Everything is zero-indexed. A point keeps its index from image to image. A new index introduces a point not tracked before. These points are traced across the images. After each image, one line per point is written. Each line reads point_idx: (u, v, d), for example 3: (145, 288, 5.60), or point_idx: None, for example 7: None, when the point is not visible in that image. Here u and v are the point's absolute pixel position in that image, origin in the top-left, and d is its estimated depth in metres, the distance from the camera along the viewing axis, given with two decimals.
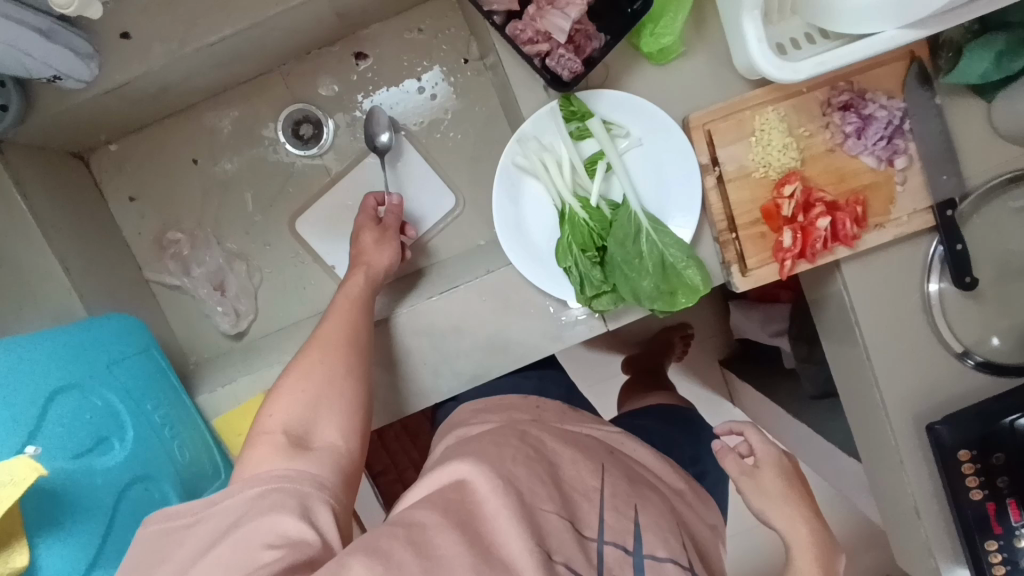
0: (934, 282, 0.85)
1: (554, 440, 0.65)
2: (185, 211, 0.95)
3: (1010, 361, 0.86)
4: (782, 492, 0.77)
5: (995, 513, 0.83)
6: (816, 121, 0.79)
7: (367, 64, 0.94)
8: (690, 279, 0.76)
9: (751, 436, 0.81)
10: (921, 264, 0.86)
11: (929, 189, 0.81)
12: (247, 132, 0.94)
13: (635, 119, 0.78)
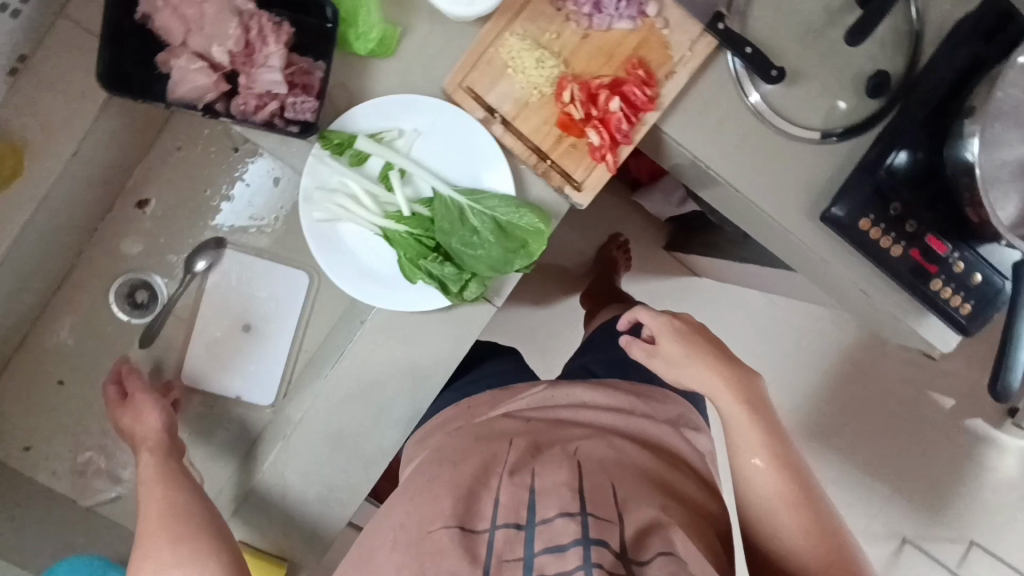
0: (752, 93, 0.83)
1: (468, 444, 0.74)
2: (82, 429, 0.96)
3: (859, 117, 0.86)
4: (683, 356, 0.81)
5: (924, 256, 0.85)
6: (555, 20, 0.77)
7: (152, 206, 0.96)
8: (529, 225, 0.77)
9: (643, 316, 0.84)
10: (733, 81, 0.84)
11: (690, 16, 0.79)
12: (91, 331, 0.96)
13: (397, 115, 0.76)
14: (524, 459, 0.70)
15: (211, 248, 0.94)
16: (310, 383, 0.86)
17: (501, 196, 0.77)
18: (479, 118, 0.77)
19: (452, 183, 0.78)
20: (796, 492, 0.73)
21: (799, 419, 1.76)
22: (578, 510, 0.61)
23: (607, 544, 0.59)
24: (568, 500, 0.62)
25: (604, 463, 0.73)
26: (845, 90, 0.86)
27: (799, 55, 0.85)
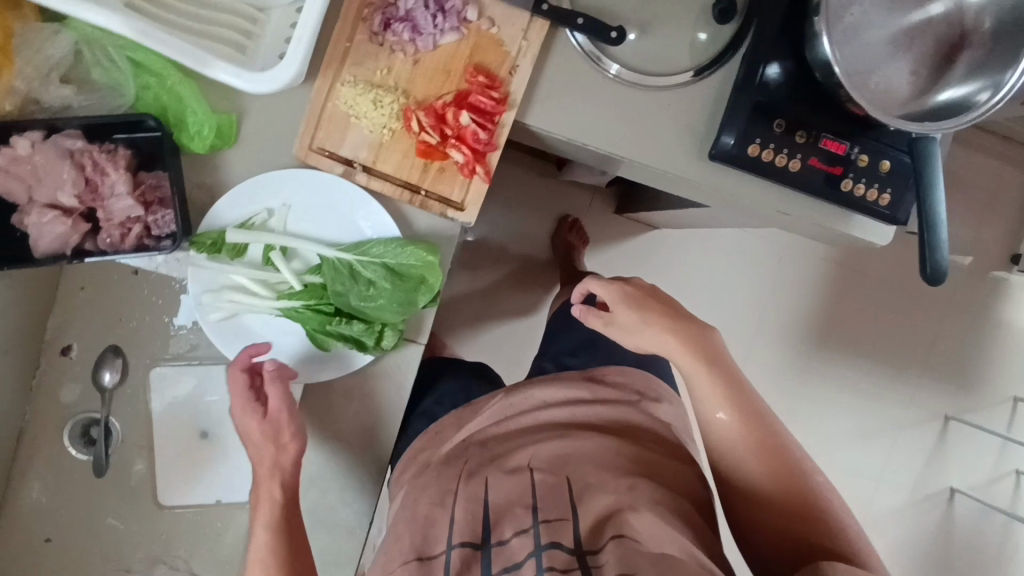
0: (611, 66, 0.82)
1: (443, 467, 0.84)
2: None
3: (721, 45, 0.85)
4: (637, 322, 0.88)
5: (824, 161, 0.83)
6: (381, 55, 0.76)
7: (73, 350, 0.89)
8: (418, 261, 0.76)
9: (594, 287, 0.92)
10: (586, 61, 0.82)
11: (512, 7, 0.78)
12: None
13: (260, 198, 0.76)
14: (499, 472, 0.81)
15: (116, 358, 0.89)
16: None
17: (384, 241, 0.77)
18: (339, 173, 0.77)
19: (335, 243, 0.78)
20: (754, 445, 0.79)
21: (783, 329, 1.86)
22: (529, 524, 0.73)
23: (560, 546, 0.70)
24: (522, 516, 0.74)
25: (571, 457, 0.82)
26: (695, 25, 0.84)
27: (642, 5, 0.83)
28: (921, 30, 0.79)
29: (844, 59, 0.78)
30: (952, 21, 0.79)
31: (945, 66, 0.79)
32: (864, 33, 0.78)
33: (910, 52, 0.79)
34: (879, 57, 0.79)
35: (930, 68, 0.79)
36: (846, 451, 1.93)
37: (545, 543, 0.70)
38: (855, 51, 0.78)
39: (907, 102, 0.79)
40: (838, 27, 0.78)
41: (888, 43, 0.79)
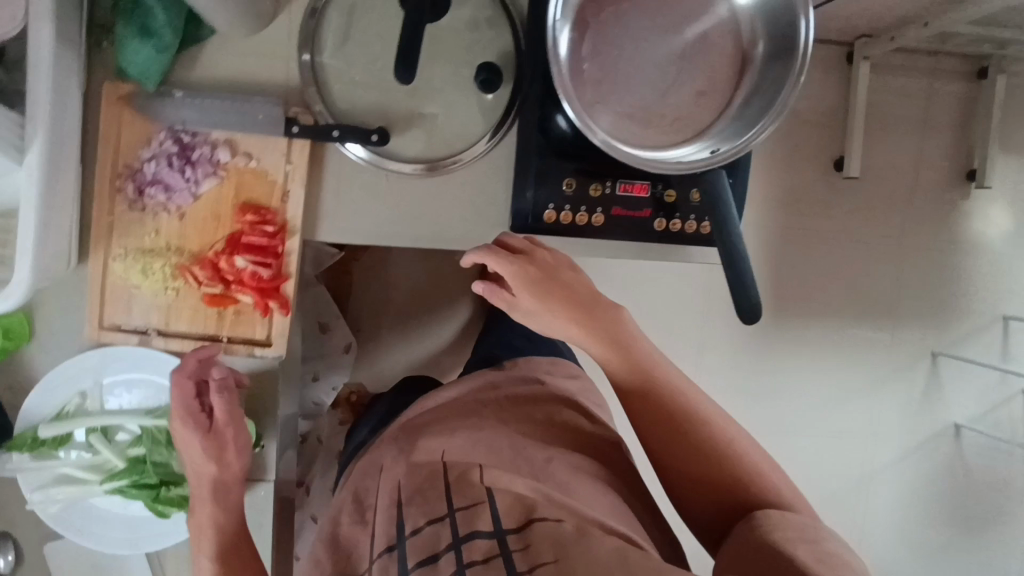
0: (390, 162, 0.80)
1: (388, 456, 0.85)
2: None
3: (500, 112, 0.82)
4: (544, 309, 0.75)
5: (629, 208, 0.80)
6: (143, 219, 0.75)
7: None
8: (236, 408, 0.79)
9: (495, 260, 0.72)
10: (364, 163, 0.80)
11: (265, 138, 0.76)
12: None
13: (69, 386, 0.78)
14: (404, 475, 0.78)
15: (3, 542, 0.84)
16: None
17: None
18: (137, 342, 0.77)
19: (152, 408, 0.79)
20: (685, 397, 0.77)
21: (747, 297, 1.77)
22: (445, 513, 0.70)
23: (470, 540, 0.67)
24: (437, 503, 0.72)
25: (462, 448, 0.81)
26: (463, 101, 0.82)
27: (408, 93, 0.81)
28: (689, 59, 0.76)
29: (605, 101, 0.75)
30: (719, 52, 0.77)
31: (713, 97, 0.77)
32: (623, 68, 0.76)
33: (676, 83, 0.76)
34: (644, 91, 0.76)
35: (701, 98, 0.77)
36: (828, 410, 1.88)
37: (461, 535, 0.67)
38: (615, 87, 0.76)
39: (676, 134, 0.76)
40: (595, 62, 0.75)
41: (652, 74, 0.76)
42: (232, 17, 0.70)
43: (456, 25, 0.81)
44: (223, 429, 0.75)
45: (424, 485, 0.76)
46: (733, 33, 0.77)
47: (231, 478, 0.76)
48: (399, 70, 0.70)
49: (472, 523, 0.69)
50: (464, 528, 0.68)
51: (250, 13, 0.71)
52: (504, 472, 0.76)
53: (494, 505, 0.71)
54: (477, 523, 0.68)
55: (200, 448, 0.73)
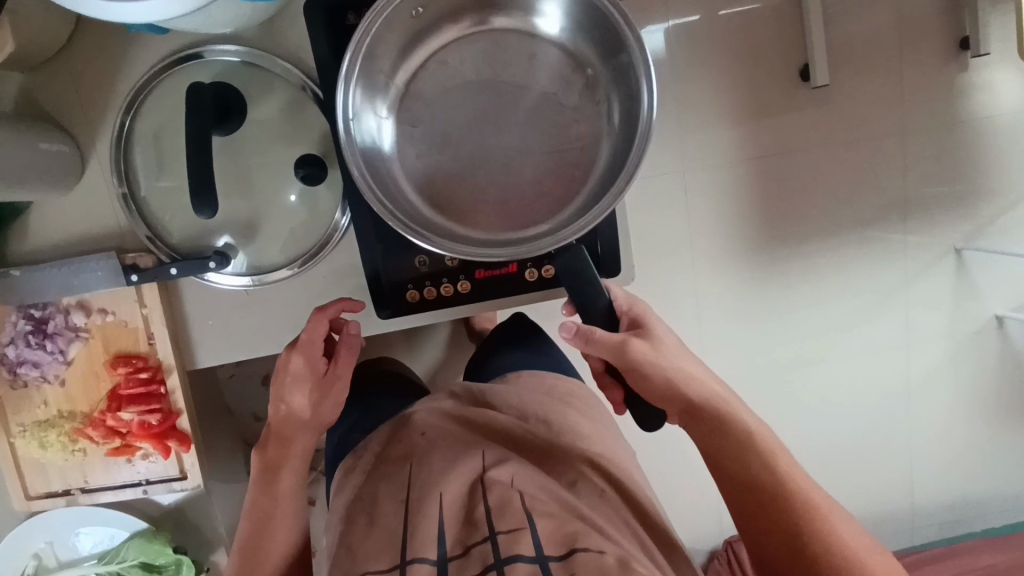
0: (243, 280, 0.77)
1: (455, 445, 0.73)
2: None
3: (339, 194, 0.77)
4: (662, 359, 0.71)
5: (495, 268, 0.75)
6: (28, 395, 0.77)
7: None
8: (163, 555, 0.84)
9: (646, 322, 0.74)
10: (217, 286, 0.77)
11: (111, 291, 0.75)
12: None
13: (20, 553, 0.85)
14: (444, 469, 0.68)
15: None
16: None
17: (129, 551, 0.84)
18: (66, 502, 0.82)
19: (98, 556, 0.86)
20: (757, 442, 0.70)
21: (774, 258, 1.22)
22: (485, 534, 0.61)
23: (517, 561, 0.57)
24: (476, 525, 0.62)
25: (500, 456, 0.71)
26: (298, 194, 0.77)
27: (243, 202, 0.77)
28: (538, 132, 0.68)
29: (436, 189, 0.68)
30: (553, 121, 0.68)
31: (566, 168, 0.67)
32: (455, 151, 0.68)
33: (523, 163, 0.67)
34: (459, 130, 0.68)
35: (554, 167, 0.68)
36: (866, 385, 1.30)
37: (506, 553, 0.58)
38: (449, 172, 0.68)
39: (527, 210, 0.67)
40: (427, 148, 0.68)
41: (460, 135, 0.68)
42: (33, 195, 0.70)
43: (267, 119, 0.76)
44: (334, 387, 0.76)
45: (463, 491, 0.66)
46: (579, 109, 0.68)
47: (317, 425, 0.76)
48: (199, 208, 0.67)
49: (523, 539, 0.59)
50: (508, 547, 0.59)
51: (47, 185, 0.70)
52: (545, 491, 0.67)
53: (539, 529, 0.60)
54: (525, 541, 0.59)
55: (308, 393, 0.75)
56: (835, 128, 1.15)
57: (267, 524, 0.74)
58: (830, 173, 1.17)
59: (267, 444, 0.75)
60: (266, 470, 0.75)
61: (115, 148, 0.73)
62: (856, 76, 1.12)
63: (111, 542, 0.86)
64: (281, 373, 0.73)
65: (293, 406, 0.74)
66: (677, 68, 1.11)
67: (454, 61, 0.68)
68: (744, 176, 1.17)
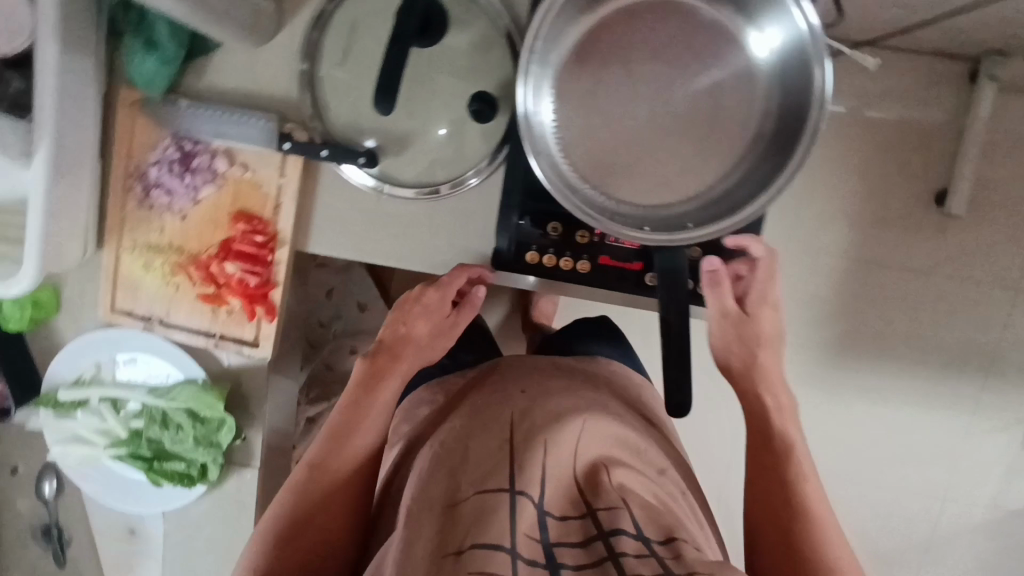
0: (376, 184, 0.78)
1: (554, 407, 0.67)
2: None
3: (496, 137, 0.77)
4: (775, 299, 0.74)
5: (618, 258, 0.74)
6: (150, 217, 0.81)
7: (19, 466, 1.07)
8: (211, 405, 0.82)
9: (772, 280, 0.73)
10: (352, 182, 0.79)
11: (259, 149, 0.78)
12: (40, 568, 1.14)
13: (85, 357, 0.87)
14: (551, 426, 0.63)
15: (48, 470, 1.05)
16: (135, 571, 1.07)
17: (186, 387, 0.84)
18: (142, 327, 0.84)
19: (150, 388, 0.86)
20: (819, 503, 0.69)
21: (865, 359, 1.16)
22: (581, 512, 0.58)
23: (618, 536, 0.54)
24: (567, 495, 0.59)
25: (601, 424, 0.65)
26: (462, 124, 0.78)
27: (406, 115, 0.78)
28: (709, 117, 0.68)
29: (632, 162, 0.69)
30: (717, 148, 0.68)
31: (739, 91, 0.68)
32: (642, 103, 0.68)
33: (707, 107, 0.68)
34: (629, 147, 0.69)
35: (724, 178, 0.68)
36: (913, 522, 1.21)
37: (603, 525, 0.55)
38: (640, 124, 0.69)
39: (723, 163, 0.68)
40: (606, 116, 0.69)
41: (629, 153, 0.69)
42: (230, 35, 0.72)
43: (458, 45, 0.77)
44: (447, 328, 0.80)
45: (563, 448, 0.61)
46: (739, 129, 0.68)
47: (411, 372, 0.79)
48: (378, 103, 0.69)
49: (627, 515, 0.55)
50: (607, 519, 0.55)
51: (248, 31, 0.73)
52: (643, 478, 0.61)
53: (636, 511, 0.56)
54: (631, 512, 0.55)
55: (426, 325, 0.78)
56: (974, 254, 1.08)
57: (357, 424, 0.74)
58: (952, 295, 1.10)
59: (377, 356, 0.78)
60: (368, 377, 0.77)
61: (312, 23, 0.76)
62: (1015, 211, 1.06)
63: (169, 376, 0.86)
64: (412, 300, 0.78)
65: (413, 331, 0.78)
66: (840, 139, 1.07)
67: (627, 80, 0.68)
68: (866, 268, 1.11)
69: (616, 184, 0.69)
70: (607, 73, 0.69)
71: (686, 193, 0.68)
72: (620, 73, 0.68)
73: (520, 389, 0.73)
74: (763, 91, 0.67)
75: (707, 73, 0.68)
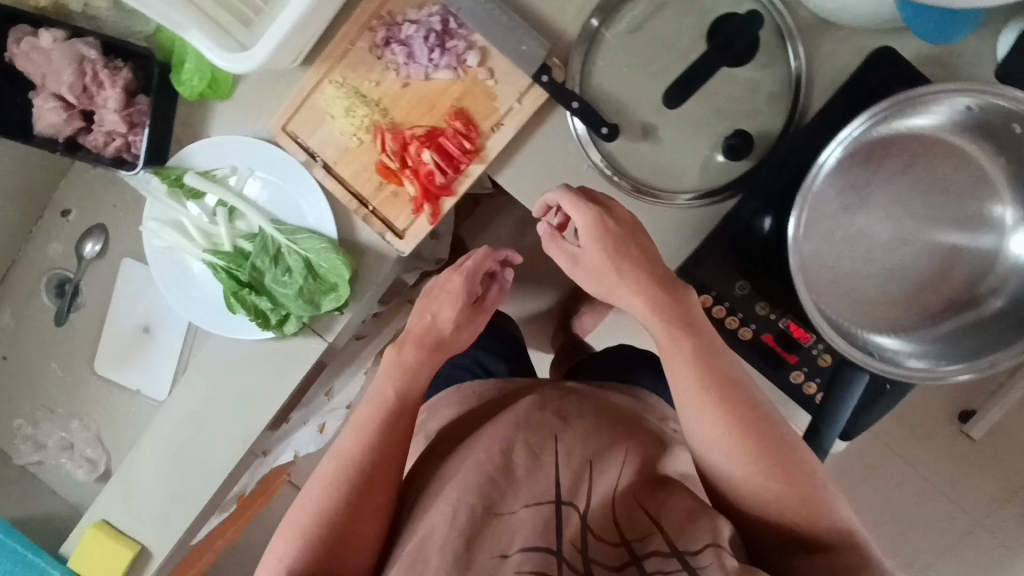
0: (594, 149, 0.77)
1: (578, 433, 0.69)
2: (16, 403, 1.07)
3: (734, 176, 0.77)
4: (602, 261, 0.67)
5: (780, 343, 0.75)
6: (375, 66, 0.77)
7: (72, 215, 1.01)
8: (333, 267, 0.79)
9: (615, 209, 0.69)
10: (575, 139, 0.78)
11: (517, 65, 0.75)
12: (22, 320, 1.05)
13: (226, 155, 0.81)
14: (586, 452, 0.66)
15: (99, 233, 1.01)
16: (133, 366, 1.03)
17: (314, 236, 0.80)
18: (302, 160, 0.80)
19: (274, 218, 0.82)
20: (697, 393, 0.63)
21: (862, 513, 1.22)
22: (617, 539, 0.59)
23: (670, 559, 0.55)
24: (598, 510, 0.61)
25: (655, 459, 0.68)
26: (705, 147, 0.77)
27: (657, 110, 0.77)
28: (941, 268, 0.71)
29: (853, 268, 0.71)
30: (931, 298, 0.71)
31: (980, 263, 0.70)
32: (891, 225, 0.70)
33: (942, 259, 0.70)
34: (858, 254, 0.71)
35: (922, 326, 0.71)
36: None
37: (648, 551, 0.57)
38: (877, 242, 0.70)
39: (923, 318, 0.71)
40: (857, 216, 0.70)
41: (854, 260, 0.71)
42: None
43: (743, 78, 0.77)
44: (473, 320, 0.85)
45: (605, 475, 0.64)
46: (960, 292, 0.70)
47: (442, 355, 0.80)
48: (670, 96, 0.68)
49: (676, 539, 0.57)
50: (654, 545, 0.57)
51: None
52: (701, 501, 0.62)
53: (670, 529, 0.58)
54: (690, 536, 0.57)
55: (455, 308, 0.82)
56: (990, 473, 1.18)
57: (382, 417, 0.74)
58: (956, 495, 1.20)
59: (405, 347, 0.79)
60: (399, 365, 0.77)
61: None
62: None
63: (298, 218, 0.82)
64: (438, 288, 0.83)
65: (439, 317, 0.81)
66: None
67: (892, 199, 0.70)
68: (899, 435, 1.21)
69: (829, 277, 0.71)
70: (875, 182, 0.70)
71: (876, 323, 0.70)
72: (890, 189, 0.70)
73: (549, 402, 0.74)
74: (1002, 276, 0.69)
75: (963, 232, 0.70)
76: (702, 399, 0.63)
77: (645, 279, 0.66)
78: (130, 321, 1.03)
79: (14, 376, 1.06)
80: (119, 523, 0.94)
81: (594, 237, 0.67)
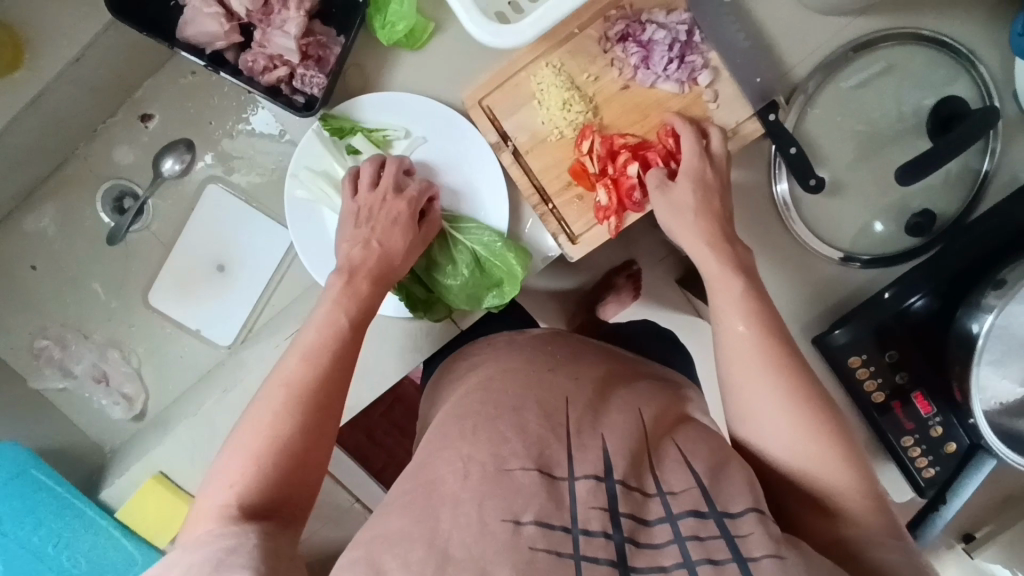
0: (782, 181, 0.78)
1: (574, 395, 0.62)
2: (45, 316, 0.93)
3: (904, 248, 0.80)
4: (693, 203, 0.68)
5: (904, 410, 0.80)
6: (600, 61, 0.72)
7: (153, 124, 0.91)
8: (506, 263, 0.72)
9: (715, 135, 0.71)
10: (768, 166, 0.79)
11: (743, 92, 0.72)
12: (72, 226, 0.92)
13: (405, 115, 0.73)
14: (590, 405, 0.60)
15: (184, 151, 0.91)
16: (198, 304, 0.92)
17: (487, 227, 0.73)
18: (491, 140, 0.73)
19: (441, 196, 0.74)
20: (762, 363, 0.61)
21: None
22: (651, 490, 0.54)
23: (707, 519, 0.52)
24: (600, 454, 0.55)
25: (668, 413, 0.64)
26: (880, 212, 0.79)
27: (852, 164, 0.78)
28: None
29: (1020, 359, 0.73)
30: None
31: None
32: None
33: None
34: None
35: None
36: None
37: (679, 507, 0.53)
38: None
39: None
40: None
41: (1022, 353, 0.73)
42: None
43: None
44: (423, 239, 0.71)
45: (632, 437, 0.58)
46: None
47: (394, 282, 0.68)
48: (904, 173, 0.68)
49: (712, 496, 0.54)
50: (691, 502, 0.53)
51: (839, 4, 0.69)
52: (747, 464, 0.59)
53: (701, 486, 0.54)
54: (730, 499, 0.54)
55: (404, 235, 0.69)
56: None
57: (336, 346, 0.62)
58: None
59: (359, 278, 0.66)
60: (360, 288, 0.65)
61: (869, 33, 0.73)
62: None
63: (471, 203, 0.74)
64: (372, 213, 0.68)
65: (386, 246, 0.68)
66: None
67: None
68: None
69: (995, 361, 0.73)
70: None
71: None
72: None
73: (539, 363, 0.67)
74: None
75: None
76: (760, 367, 0.61)
77: (699, 227, 0.68)
78: (203, 255, 0.92)
79: (50, 286, 0.93)
80: (181, 477, 0.83)
81: (691, 176, 0.69)
